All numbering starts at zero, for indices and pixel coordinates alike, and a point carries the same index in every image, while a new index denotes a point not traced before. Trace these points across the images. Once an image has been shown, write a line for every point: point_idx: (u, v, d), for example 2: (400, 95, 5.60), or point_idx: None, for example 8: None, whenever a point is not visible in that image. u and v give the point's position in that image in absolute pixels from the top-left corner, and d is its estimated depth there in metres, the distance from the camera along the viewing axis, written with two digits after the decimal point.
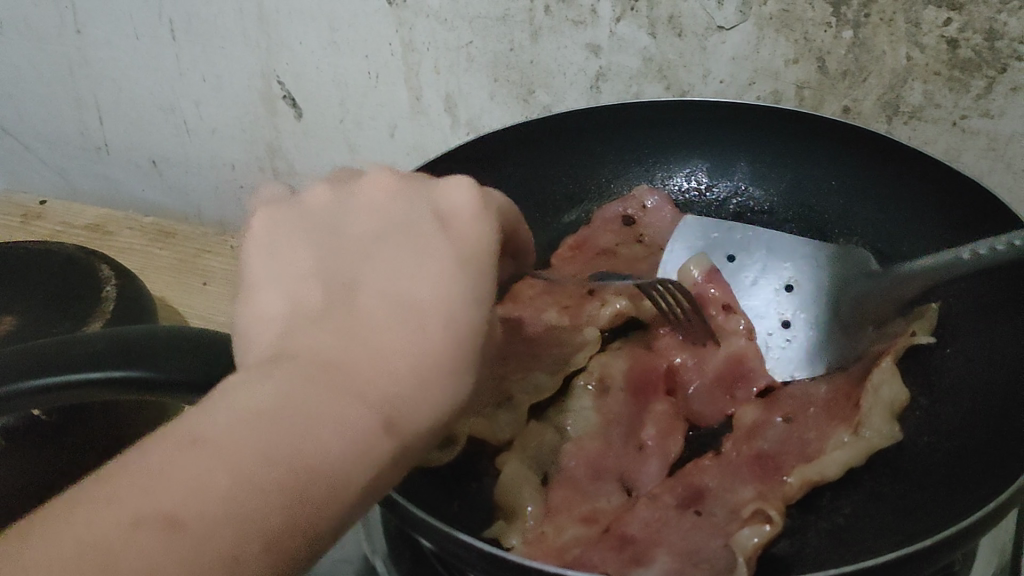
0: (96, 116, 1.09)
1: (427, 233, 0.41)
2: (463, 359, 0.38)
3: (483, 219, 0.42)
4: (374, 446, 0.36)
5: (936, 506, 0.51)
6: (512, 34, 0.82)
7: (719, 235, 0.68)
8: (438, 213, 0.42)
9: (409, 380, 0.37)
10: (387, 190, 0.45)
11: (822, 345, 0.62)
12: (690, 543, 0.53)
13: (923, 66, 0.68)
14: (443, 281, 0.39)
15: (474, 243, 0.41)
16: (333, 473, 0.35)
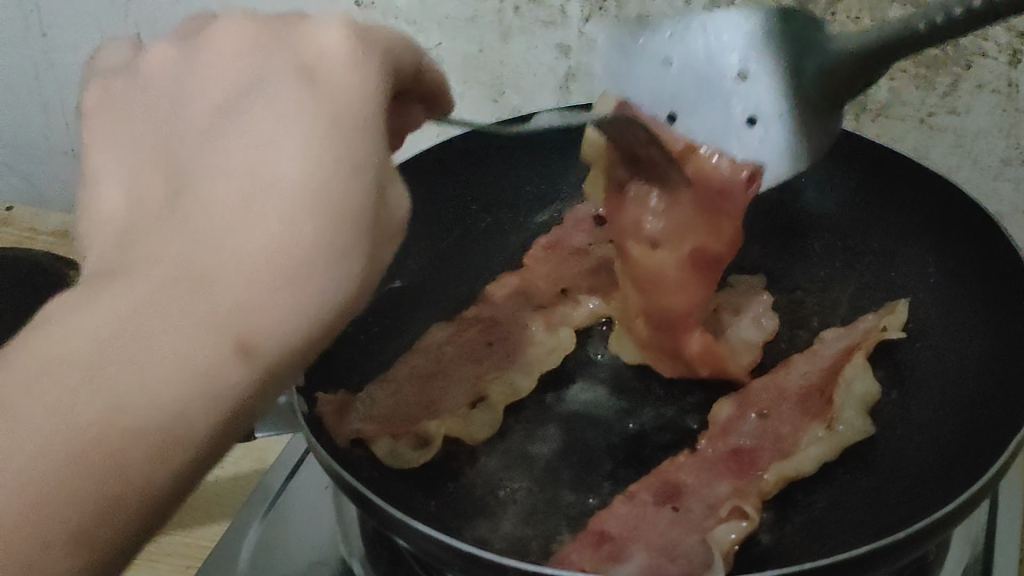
0: (62, 121, 1.07)
1: (286, 83, 0.37)
2: (332, 250, 0.35)
3: (352, 67, 0.38)
4: (266, 336, 0.35)
5: (908, 498, 0.52)
6: (482, 36, 0.83)
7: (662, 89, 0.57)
8: (303, 61, 0.38)
9: (270, 277, 0.34)
10: (239, 33, 0.40)
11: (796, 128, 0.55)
12: (668, 540, 0.53)
13: (889, 63, 0.69)
14: (298, 151, 0.35)
15: (345, 98, 0.37)
16: (205, 402, 0.34)
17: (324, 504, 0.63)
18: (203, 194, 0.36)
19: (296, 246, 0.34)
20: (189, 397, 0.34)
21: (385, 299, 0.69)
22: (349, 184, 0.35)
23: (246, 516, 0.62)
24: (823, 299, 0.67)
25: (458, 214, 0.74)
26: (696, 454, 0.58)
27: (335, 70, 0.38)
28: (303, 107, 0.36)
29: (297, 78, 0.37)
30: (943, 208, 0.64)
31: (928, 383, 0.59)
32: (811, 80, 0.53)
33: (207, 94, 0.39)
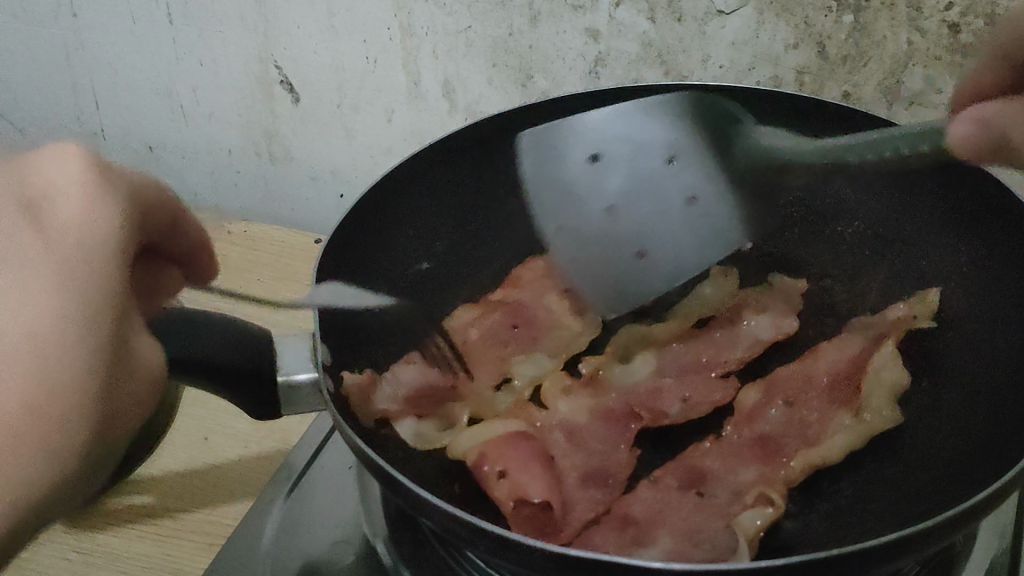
0: (92, 100, 1.09)
1: (12, 224, 0.36)
2: (95, 357, 0.35)
3: (95, 210, 0.38)
4: (59, 414, 0.33)
5: (936, 489, 0.52)
6: (511, 19, 0.82)
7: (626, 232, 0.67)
8: (32, 214, 0.36)
9: (63, 392, 0.34)
10: (7, 171, 0.37)
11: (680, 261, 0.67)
12: (692, 525, 0.53)
13: (924, 51, 0.69)
14: (24, 310, 0.34)
15: (96, 289, 0.36)
16: (49, 437, 0.33)
17: (348, 484, 0.63)
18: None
19: (37, 339, 0.33)
20: (38, 431, 0.33)
21: (414, 282, 0.69)
22: (90, 293, 0.35)
23: (270, 494, 0.63)
24: (852, 288, 0.66)
25: (487, 198, 0.74)
26: (721, 440, 0.58)
27: (63, 245, 0.36)
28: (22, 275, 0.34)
29: (23, 223, 0.36)
30: (973, 196, 0.63)
31: (957, 372, 0.58)
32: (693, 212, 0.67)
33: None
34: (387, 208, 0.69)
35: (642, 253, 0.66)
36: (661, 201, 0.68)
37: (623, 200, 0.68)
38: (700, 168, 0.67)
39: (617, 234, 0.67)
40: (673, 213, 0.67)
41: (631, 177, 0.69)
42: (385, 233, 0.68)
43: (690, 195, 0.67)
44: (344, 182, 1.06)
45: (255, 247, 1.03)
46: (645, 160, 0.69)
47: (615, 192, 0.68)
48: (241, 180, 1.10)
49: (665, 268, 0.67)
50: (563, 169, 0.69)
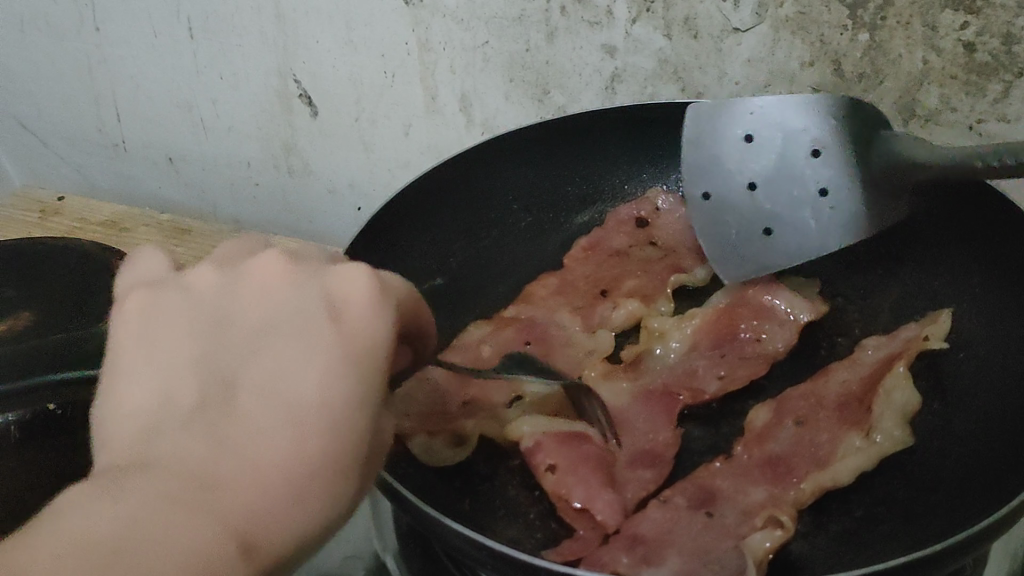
0: (114, 113, 1.10)
1: (314, 319, 0.36)
2: (377, 382, 0.35)
3: (378, 309, 0.36)
4: (352, 456, 0.34)
5: (946, 512, 0.52)
6: (528, 35, 0.83)
7: (771, 158, 0.64)
8: (329, 298, 0.36)
9: (322, 445, 0.33)
10: (277, 278, 0.38)
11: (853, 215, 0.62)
12: (701, 545, 0.53)
13: (939, 70, 0.70)
14: (329, 378, 0.34)
15: (368, 332, 0.35)
16: (320, 511, 0.33)
17: (359, 500, 0.64)
18: (289, 397, 0.34)
19: (341, 405, 0.34)
20: (336, 453, 0.34)
21: (425, 298, 0.68)
22: (367, 377, 0.35)
23: None
24: (865, 307, 0.66)
25: (499, 213, 0.73)
26: (730, 460, 0.57)
27: (362, 301, 0.36)
28: (334, 345, 0.35)
29: (324, 313, 0.36)
30: (985, 217, 0.63)
31: (969, 395, 0.58)
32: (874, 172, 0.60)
33: (247, 315, 0.37)
34: (397, 222, 0.68)
35: (770, 232, 0.64)
36: (797, 182, 0.63)
37: (786, 180, 0.63)
38: (849, 145, 0.61)
39: (751, 211, 0.64)
40: (819, 191, 0.62)
41: (783, 148, 0.63)
42: (396, 249, 0.68)
43: (824, 188, 0.62)
44: (362, 196, 1.06)
45: None
46: (794, 152, 0.63)
47: (781, 215, 0.63)
48: (260, 192, 1.11)
49: (843, 162, 0.61)
50: (718, 146, 0.65)
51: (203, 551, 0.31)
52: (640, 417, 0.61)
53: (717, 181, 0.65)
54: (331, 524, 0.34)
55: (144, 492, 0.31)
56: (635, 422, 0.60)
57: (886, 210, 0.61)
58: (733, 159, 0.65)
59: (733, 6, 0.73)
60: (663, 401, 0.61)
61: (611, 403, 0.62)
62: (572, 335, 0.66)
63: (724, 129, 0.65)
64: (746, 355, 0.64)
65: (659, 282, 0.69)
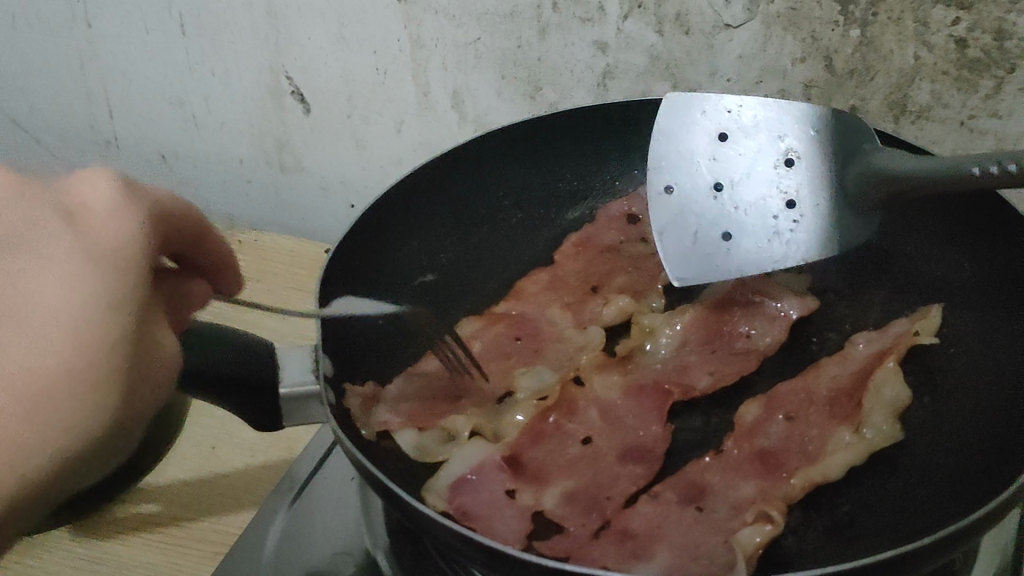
0: (106, 110, 1.10)
1: (46, 224, 0.37)
2: (112, 281, 0.36)
3: (37, 202, 0.38)
4: (99, 357, 0.34)
5: (937, 506, 0.52)
6: (520, 32, 0.83)
7: (741, 162, 0.63)
8: (68, 207, 0.38)
9: (50, 343, 0.34)
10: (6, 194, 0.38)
11: (824, 228, 0.62)
12: (691, 539, 0.53)
13: (931, 66, 0.70)
14: (69, 282, 0.35)
15: (109, 237, 0.37)
16: (66, 417, 0.33)
17: (349, 495, 0.64)
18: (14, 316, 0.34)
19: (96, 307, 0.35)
20: (80, 358, 0.34)
21: (416, 294, 0.67)
22: (116, 276, 0.36)
23: (272, 505, 0.63)
24: (855, 302, 0.66)
25: (490, 209, 0.72)
26: (720, 455, 0.57)
27: (105, 214, 0.38)
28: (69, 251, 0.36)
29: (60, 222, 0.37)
30: (981, 216, 0.62)
31: (960, 390, 0.57)
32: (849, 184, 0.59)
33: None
34: (388, 218, 0.68)
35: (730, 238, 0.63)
36: (764, 192, 0.62)
37: (755, 186, 0.63)
38: (823, 156, 0.61)
39: (713, 214, 0.64)
40: (784, 202, 0.62)
41: (756, 151, 0.63)
42: (385, 245, 0.67)
43: (790, 199, 0.62)
44: (354, 192, 1.06)
45: (264, 258, 1.04)
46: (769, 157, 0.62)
47: (742, 220, 0.63)
48: (253, 189, 1.11)
49: (815, 174, 0.61)
50: (685, 142, 0.65)
51: None
52: (630, 412, 0.61)
53: (684, 178, 0.64)
54: (89, 429, 0.34)
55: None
56: (625, 417, 0.60)
57: (855, 224, 0.61)
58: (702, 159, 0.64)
59: (724, 3, 0.73)
60: (654, 396, 0.61)
61: (602, 399, 0.62)
62: (562, 330, 0.66)
63: (695, 125, 0.64)
64: (735, 351, 0.64)
65: (650, 278, 0.69)
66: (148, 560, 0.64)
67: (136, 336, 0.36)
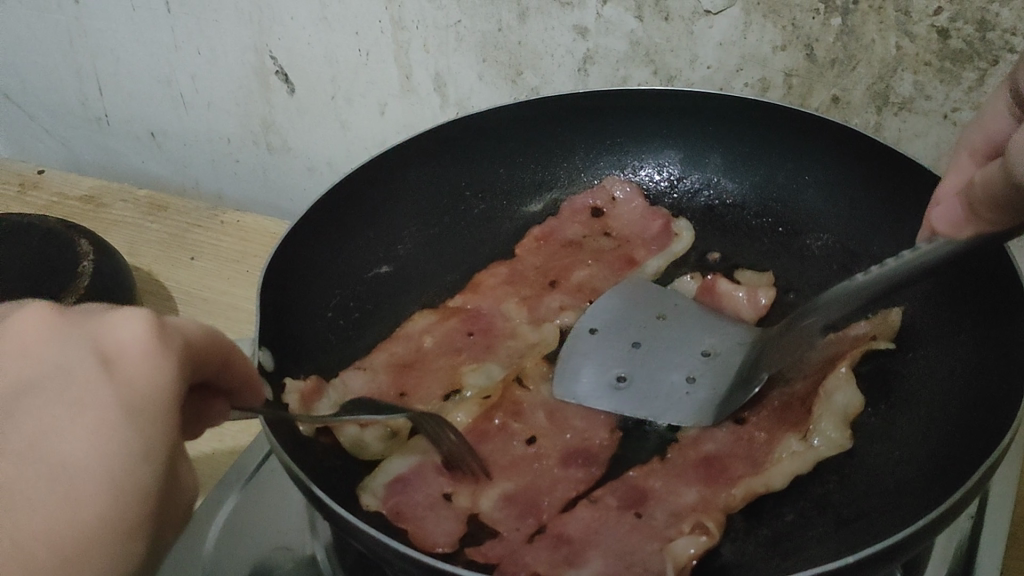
0: (96, 87, 1.10)
1: (81, 373, 0.35)
2: (154, 421, 0.35)
3: (71, 345, 0.36)
4: (130, 513, 0.34)
5: (880, 518, 0.50)
6: (500, 14, 0.81)
7: (667, 339, 0.62)
8: (104, 352, 0.36)
9: (97, 499, 0.33)
10: (41, 331, 0.36)
11: (707, 407, 0.58)
12: (626, 546, 0.52)
13: (913, 56, 0.67)
14: (108, 446, 0.34)
15: (145, 389, 0.35)
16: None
17: (293, 491, 0.63)
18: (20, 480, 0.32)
19: (115, 481, 0.33)
20: (122, 523, 0.34)
21: (369, 286, 0.66)
22: (143, 434, 0.35)
23: (217, 498, 0.63)
24: None
25: (450, 200, 0.71)
26: (666, 460, 0.56)
27: (134, 364, 0.36)
28: (109, 407, 0.34)
29: (95, 367, 0.35)
30: None
31: (914, 397, 0.56)
32: (756, 357, 0.59)
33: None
34: (343, 211, 0.67)
35: (624, 381, 0.59)
36: (670, 366, 0.60)
37: (667, 360, 0.60)
38: (734, 366, 0.59)
39: (618, 360, 0.61)
40: (686, 379, 0.59)
41: (682, 340, 0.61)
42: (339, 236, 0.66)
43: (691, 376, 0.59)
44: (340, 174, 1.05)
45: (248, 239, 1.03)
46: (693, 343, 0.61)
47: (639, 374, 0.60)
48: (241, 169, 1.10)
49: (725, 370, 0.59)
50: (624, 307, 0.64)
51: None
52: (577, 413, 0.59)
53: (618, 322, 0.63)
54: None
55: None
56: (572, 418, 0.59)
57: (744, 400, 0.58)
58: (632, 319, 0.63)
59: None
60: None
61: (550, 399, 0.60)
62: (517, 326, 0.65)
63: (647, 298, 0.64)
64: None
65: (611, 273, 0.68)
66: None
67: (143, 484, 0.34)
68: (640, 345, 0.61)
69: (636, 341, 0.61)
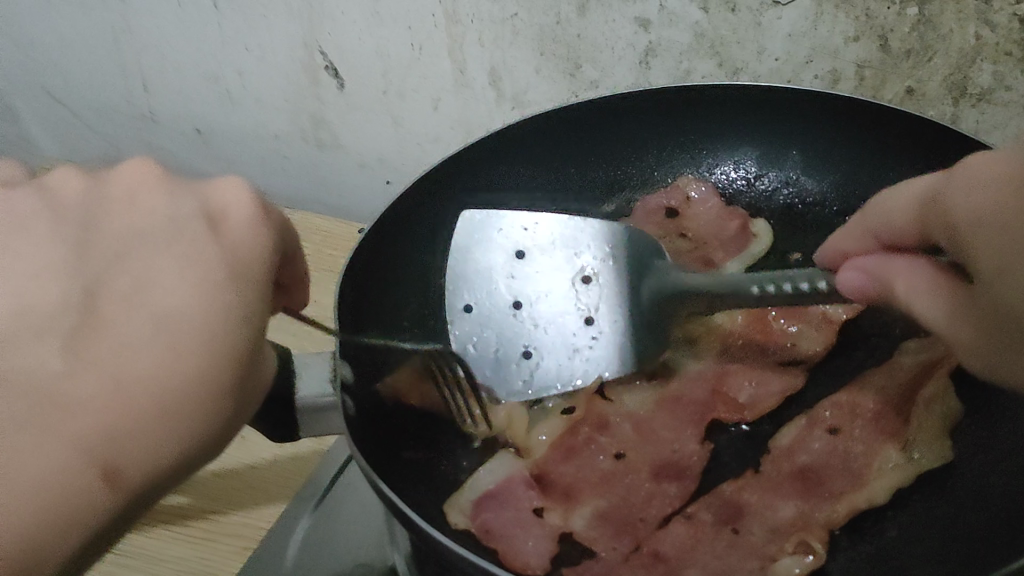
0: (142, 85, 1.08)
1: (194, 230, 0.42)
2: (253, 270, 0.42)
3: (251, 222, 0.43)
4: (235, 342, 0.39)
5: (985, 536, 0.48)
6: (558, 8, 0.76)
7: (548, 295, 0.59)
8: (211, 213, 0.44)
9: (198, 328, 0.38)
10: (134, 194, 0.44)
11: (629, 344, 0.59)
12: (725, 564, 0.50)
13: (994, 45, 0.60)
14: (201, 287, 0.40)
15: (248, 248, 0.42)
16: (188, 424, 0.37)
17: (375, 505, 0.62)
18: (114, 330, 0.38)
19: (212, 328, 0.39)
20: (223, 362, 0.38)
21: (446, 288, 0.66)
22: (239, 297, 0.40)
23: (295, 510, 0.62)
24: None
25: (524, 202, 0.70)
26: (760, 473, 0.55)
27: (239, 227, 0.43)
28: (218, 255, 0.41)
29: (205, 229, 0.42)
30: None
31: (1016, 407, 0.53)
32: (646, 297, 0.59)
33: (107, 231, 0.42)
34: (415, 217, 0.66)
35: (589, 322, 0.59)
36: (581, 308, 0.59)
37: (551, 279, 0.60)
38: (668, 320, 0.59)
39: (571, 308, 0.59)
40: (570, 348, 0.59)
41: (559, 323, 0.59)
42: (412, 242, 0.65)
43: (590, 317, 0.59)
44: (392, 171, 1.04)
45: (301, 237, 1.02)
46: (575, 327, 0.59)
47: (571, 325, 0.59)
48: (290, 165, 1.09)
49: (614, 295, 0.59)
50: (492, 316, 0.59)
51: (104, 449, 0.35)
52: (665, 425, 0.58)
53: (488, 355, 0.58)
54: (212, 436, 0.38)
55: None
56: (659, 430, 0.58)
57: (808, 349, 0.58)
58: (544, 336, 0.58)
59: None
60: (691, 409, 0.59)
61: (635, 411, 0.59)
62: None
63: (492, 298, 0.59)
64: (778, 362, 0.60)
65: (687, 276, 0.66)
66: (173, 555, 0.61)
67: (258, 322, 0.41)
68: (590, 322, 0.59)
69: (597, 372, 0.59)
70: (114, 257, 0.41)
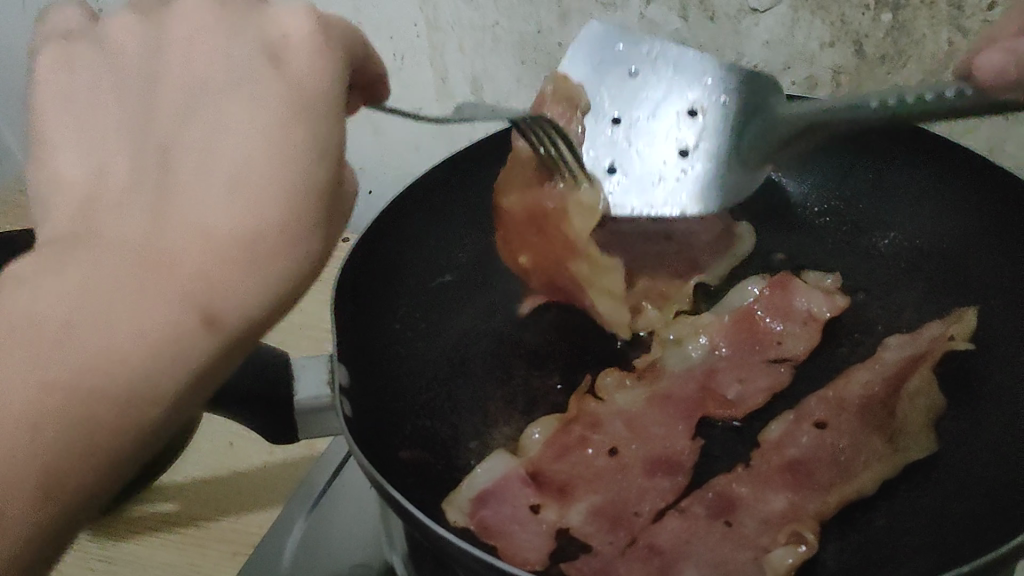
0: None
1: (254, 65, 0.39)
2: (327, 99, 0.38)
3: (316, 42, 0.39)
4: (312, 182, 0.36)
5: (971, 522, 0.49)
6: (539, 17, 0.77)
7: (662, 121, 0.60)
8: (270, 44, 0.39)
9: (274, 167, 0.36)
10: (198, 22, 0.41)
11: (722, 177, 0.58)
12: (719, 555, 0.51)
13: (965, 51, 0.62)
14: (275, 129, 0.36)
15: (317, 74, 0.39)
16: (274, 269, 0.35)
17: (369, 505, 0.63)
18: (191, 179, 0.36)
19: (292, 166, 0.36)
20: (306, 204, 0.36)
21: (433, 294, 0.67)
22: (318, 125, 0.37)
23: (290, 513, 0.63)
24: (887, 302, 0.64)
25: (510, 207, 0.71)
26: (750, 466, 0.56)
27: (303, 50, 0.39)
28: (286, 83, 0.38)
29: (266, 60, 0.39)
30: (1004, 206, 0.60)
31: (998, 400, 0.55)
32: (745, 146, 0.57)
33: (167, 79, 0.39)
34: (410, 219, 0.67)
35: (686, 152, 0.59)
36: (679, 129, 0.59)
37: (665, 122, 0.60)
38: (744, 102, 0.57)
39: (671, 121, 0.59)
40: (658, 179, 0.59)
41: (656, 115, 0.60)
42: (408, 242, 0.67)
43: (686, 149, 0.59)
44: (373, 178, 1.04)
45: None
46: (678, 138, 0.59)
47: (681, 133, 0.59)
48: None
49: (717, 133, 0.58)
50: (609, 104, 0.61)
51: (188, 305, 0.34)
52: (656, 421, 0.59)
53: (597, 164, 0.60)
54: (303, 275, 0.36)
55: (79, 273, 0.34)
56: (651, 426, 0.59)
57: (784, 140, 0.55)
58: (642, 160, 0.60)
59: None
60: (681, 406, 0.60)
61: (627, 409, 0.60)
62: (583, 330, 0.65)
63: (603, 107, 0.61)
64: (765, 360, 0.62)
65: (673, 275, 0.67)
66: (164, 560, 0.62)
67: (336, 157, 0.38)
68: (688, 146, 0.59)
69: (682, 208, 0.59)
70: (179, 110, 0.38)
